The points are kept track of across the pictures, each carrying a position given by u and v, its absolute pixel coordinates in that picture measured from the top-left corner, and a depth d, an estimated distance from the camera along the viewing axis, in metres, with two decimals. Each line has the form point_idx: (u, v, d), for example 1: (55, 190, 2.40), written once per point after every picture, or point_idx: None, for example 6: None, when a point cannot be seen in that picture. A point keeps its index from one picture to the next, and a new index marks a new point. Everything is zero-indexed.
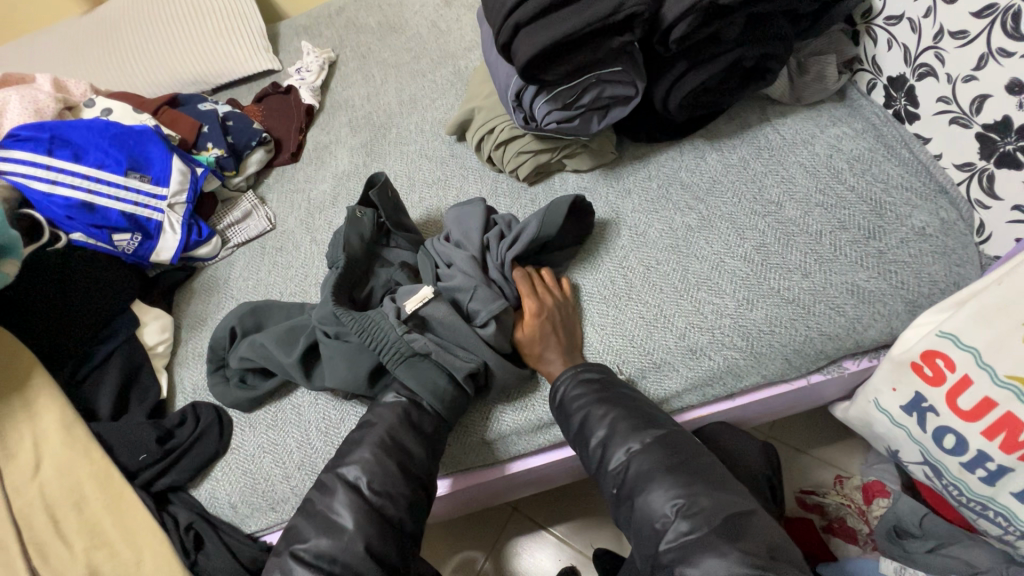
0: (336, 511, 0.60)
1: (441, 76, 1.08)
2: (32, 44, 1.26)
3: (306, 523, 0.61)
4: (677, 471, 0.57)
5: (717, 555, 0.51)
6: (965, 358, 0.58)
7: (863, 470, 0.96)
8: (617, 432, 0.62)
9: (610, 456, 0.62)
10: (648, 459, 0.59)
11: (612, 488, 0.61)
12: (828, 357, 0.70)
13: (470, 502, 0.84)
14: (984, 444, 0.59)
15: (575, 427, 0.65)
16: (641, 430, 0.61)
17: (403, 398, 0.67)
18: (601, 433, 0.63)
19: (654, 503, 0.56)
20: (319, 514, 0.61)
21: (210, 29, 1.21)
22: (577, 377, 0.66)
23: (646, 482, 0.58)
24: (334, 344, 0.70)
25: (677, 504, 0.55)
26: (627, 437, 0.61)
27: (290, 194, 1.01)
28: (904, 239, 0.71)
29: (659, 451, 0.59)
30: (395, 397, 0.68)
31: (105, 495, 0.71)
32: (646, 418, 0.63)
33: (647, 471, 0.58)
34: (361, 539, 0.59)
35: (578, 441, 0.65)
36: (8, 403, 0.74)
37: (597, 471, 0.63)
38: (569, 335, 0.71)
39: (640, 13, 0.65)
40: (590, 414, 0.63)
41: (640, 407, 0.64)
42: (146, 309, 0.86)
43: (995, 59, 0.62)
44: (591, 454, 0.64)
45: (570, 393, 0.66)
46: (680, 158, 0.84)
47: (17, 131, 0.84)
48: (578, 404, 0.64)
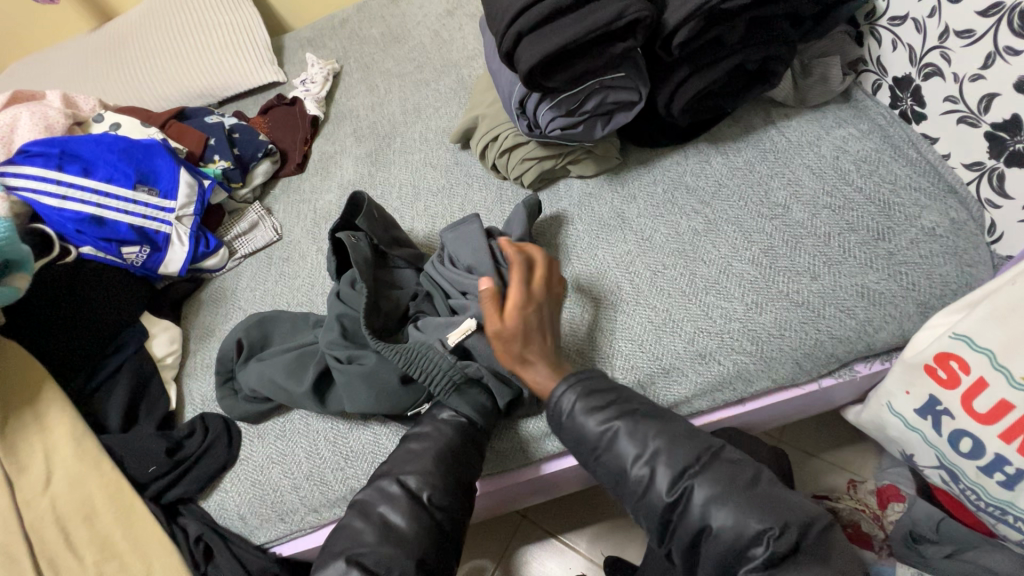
0: (393, 515, 0.61)
1: (444, 85, 1.09)
2: (42, 60, 1.28)
3: (367, 525, 0.61)
4: (738, 489, 0.54)
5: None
6: (980, 360, 0.57)
7: (877, 474, 0.95)
8: (662, 450, 0.58)
9: (657, 479, 0.57)
10: (710, 479, 0.55)
11: (665, 515, 0.57)
12: (839, 360, 0.69)
13: (501, 504, 0.83)
14: (1001, 447, 0.58)
15: (603, 446, 0.60)
16: (689, 447, 0.58)
17: (462, 418, 0.68)
18: (641, 454, 0.58)
19: (733, 528, 0.53)
20: (378, 516, 0.61)
21: (216, 43, 1.22)
22: (584, 386, 0.62)
23: (713, 506, 0.54)
24: (348, 368, 0.69)
25: (766, 531, 0.51)
26: (674, 456, 0.57)
27: (297, 205, 1.01)
28: (914, 240, 0.70)
29: (716, 468, 0.56)
30: (452, 415, 0.68)
31: (116, 509, 0.71)
32: (683, 433, 0.59)
33: (712, 493, 0.54)
34: (418, 553, 0.59)
35: (612, 467, 0.60)
36: (21, 417, 0.74)
37: (640, 497, 0.58)
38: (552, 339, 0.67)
39: (642, 18, 0.65)
40: (620, 433, 0.59)
41: (676, 422, 0.60)
42: (155, 321, 0.86)
43: (1003, 57, 0.61)
44: (633, 479, 0.59)
45: (582, 407, 0.61)
46: (685, 162, 0.84)
47: (28, 147, 0.85)
48: (603, 422, 0.60)
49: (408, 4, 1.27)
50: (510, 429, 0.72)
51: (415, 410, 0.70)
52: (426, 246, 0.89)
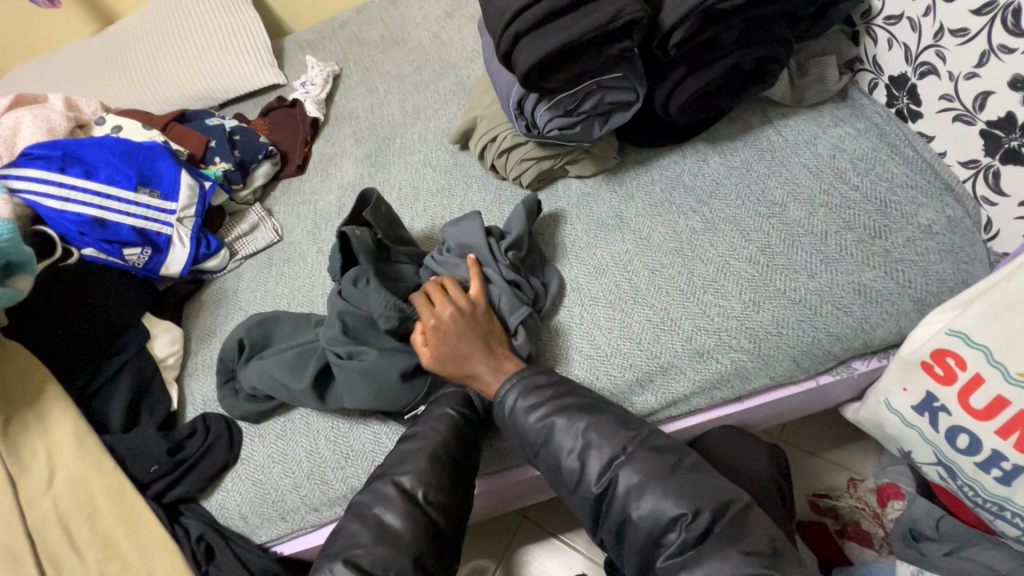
0: (389, 516, 0.61)
1: (443, 86, 1.09)
2: (44, 64, 1.29)
3: (362, 527, 0.61)
4: (666, 477, 0.56)
5: (718, 560, 0.52)
6: (976, 356, 0.58)
7: (876, 472, 0.95)
8: (594, 443, 0.60)
9: (589, 468, 0.59)
10: (636, 470, 0.58)
11: (596, 506, 0.59)
12: (836, 358, 0.69)
13: (501, 503, 0.84)
14: (998, 443, 0.58)
15: (540, 443, 0.62)
16: (619, 437, 0.60)
17: (456, 413, 0.68)
18: (575, 445, 0.61)
19: (655, 515, 0.55)
20: (374, 518, 0.61)
21: (217, 46, 1.23)
22: (525, 385, 0.64)
23: (638, 493, 0.57)
24: (348, 364, 0.70)
25: (680, 518, 0.54)
26: (606, 448, 0.59)
27: (297, 206, 1.02)
28: (911, 237, 0.71)
29: (643, 457, 0.58)
30: (449, 412, 0.68)
31: (117, 508, 0.71)
32: (617, 422, 0.61)
33: (638, 482, 0.57)
34: (414, 552, 0.60)
35: (547, 459, 0.63)
36: (23, 417, 0.75)
37: (574, 489, 0.61)
38: (485, 335, 0.68)
39: (639, 18, 0.65)
40: (555, 427, 0.62)
41: (610, 413, 0.62)
42: (157, 322, 0.87)
43: (997, 55, 0.62)
44: (567, 473, 0.61)
45: (523, 405, 0.64)
46: (682, 162, 0.85)
47: (30, 149, 0.86)
48: (540, 416, 0.63)
49: (407, 6, 1.28)
50: None
51: (411, 410, 0.72)
52: (426, 240, 0.90)
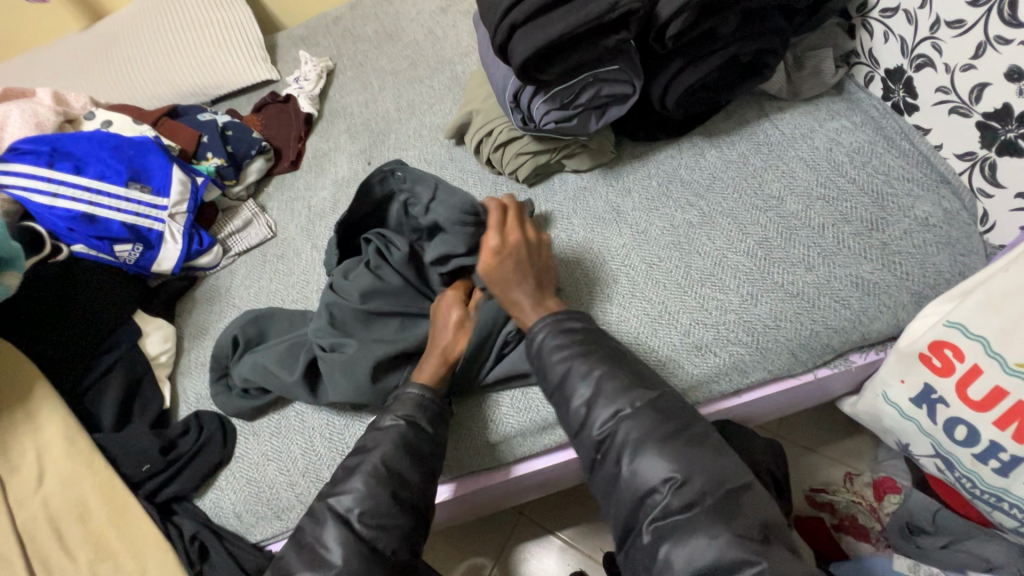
0: (331, 544, 0.58)
1: (438, 81, 1.08)
2: (32, 59, 1.27)
3: (301, 557, 0.58)
4: (668, 442, 0.55)
5: (705, 535, 0.51)
6: (974, 347, 0.58)
7: (873, 467, 0.95)
8: (604, 393, 0.59)
9: (595, 418, 0.59)
10: (638, 426, 0.57)
11: (592, 453, 0.59)
12: (834, 351, 0.69)
13: (471, 509, 0.83)
14: (996, 434, 0.58)
15: (554, 382, 0.62)
16: (630, 393, 0.59)
17: (402, 421, 0.63)
18: (586, 393, 0.60)
19: (645, 476, 0.55)
20: (310, 548, 0.59)
21: (209, 41, 1.22)
22: (558, 324, 0.64)
23: (636, 450, 0.56)
24: (330, 356, 0.69)
25: (670, 480, 0.54)
26: (614, 399, 0.58)
27: (291, 202, 1.01)
28: (908, 230, 0.71)
29: (648, 416, 0.57)
30: (394, 420, 0.64)
31: (109, 508, 0.70)
32: (636, 379, 0.60)
33: (636, 439, 0.56)
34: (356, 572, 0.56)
35: (558, 400, 0.62)
36: (12, 416, 0.73)
37: (576, 432, 0.60)
38: (540, 272, 0.69)
39: (635, 10, 0.65)
40: (573, 371, 0.61)
41: (630, 367, 0.61)
42: (148, 320, 0.86)
43: (993, 47, 0.62)
44: (572, 414, 0.61)
45: (549, 344, 0.63)
46: (679, 155, 0.84)
47: (17, 144, 0.84)
48: (561, 357, 0.62)
49: (401, 2, 1.27)
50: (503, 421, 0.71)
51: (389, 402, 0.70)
52: None
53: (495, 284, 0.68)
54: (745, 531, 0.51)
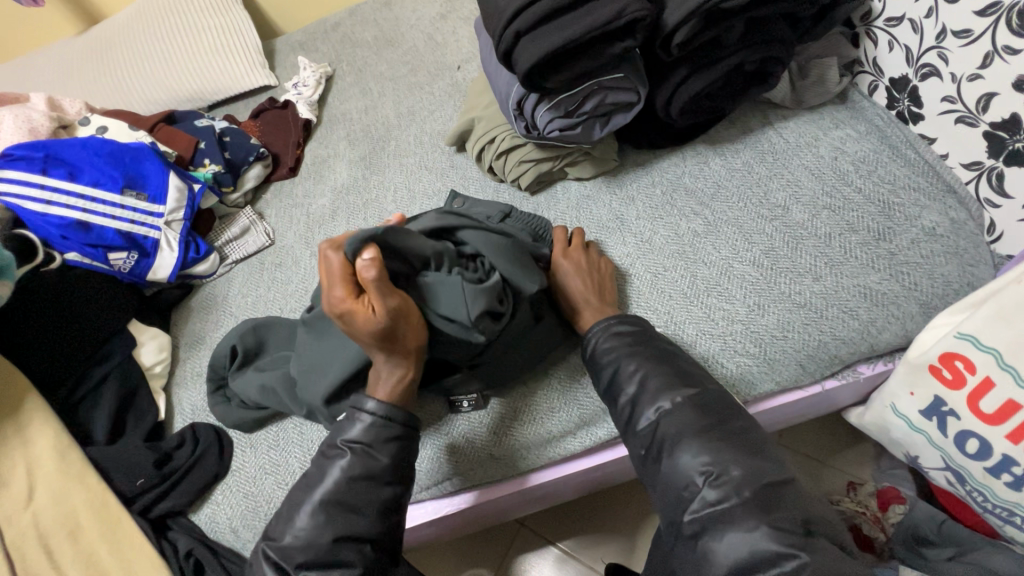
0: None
1: (439, 88, 1.08)
2: (27, 64, 1.25)
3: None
4: (708, 434, 0.54)
5: (743, 528, 0.48)
6: (986, 360, 0.57)
7: (877, 476, 0.95)
8: (648, 389, 0.59)
9: (640, 415, 0.58)
10: (677, 421, 0.56)
11: (639, 449, 0.58)
12: (842, 362, 0.69)
13: (469, 522, 0.81)
14: (1008, 447, 0.57)
15: (603, 381, 0.63)
16: (673, 389, 0.58)
17: (355, 448, 0.57)
18: (631, 389, 0.60)
19: (682, 468, 0.53)
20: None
21: (206, 46, 1.21)
22: (609, 329, 0.64)
23: (675, 445, 0.55)
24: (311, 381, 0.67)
25: (706, 472, 0.52)
26: (657, 396, 0.58)
27: (289, 209, 1.00)
28: (915, 240, 0.70)
29: (689, 411, 0.56)
30: (348, 443, 0.57)
31: (101, 523, 0.68)
32: (681, 376, 0.59)
33: (674, 434, 0.55)
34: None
35: (606, 397, 0.62)
36: (1, 429, 0.71)
37: (624, 430, 0.60)
38: (598, 283, 0.71)
39: (642, 17, 0.64)
40: (619, 369, 0.61)
41: (675, 364, 0.60)
42: (143, 329, 0.84)
43: (1001, 56, 0.61)
44: (619, 412, 0.61)
45: (601, 345, 0.64)
46: (683, 164, 0.84)
47: (10, 150, 0.83)
48: (607, 356, 0.63)
49: (401, 8, 1.27)
50: (501, 435, 0.69)
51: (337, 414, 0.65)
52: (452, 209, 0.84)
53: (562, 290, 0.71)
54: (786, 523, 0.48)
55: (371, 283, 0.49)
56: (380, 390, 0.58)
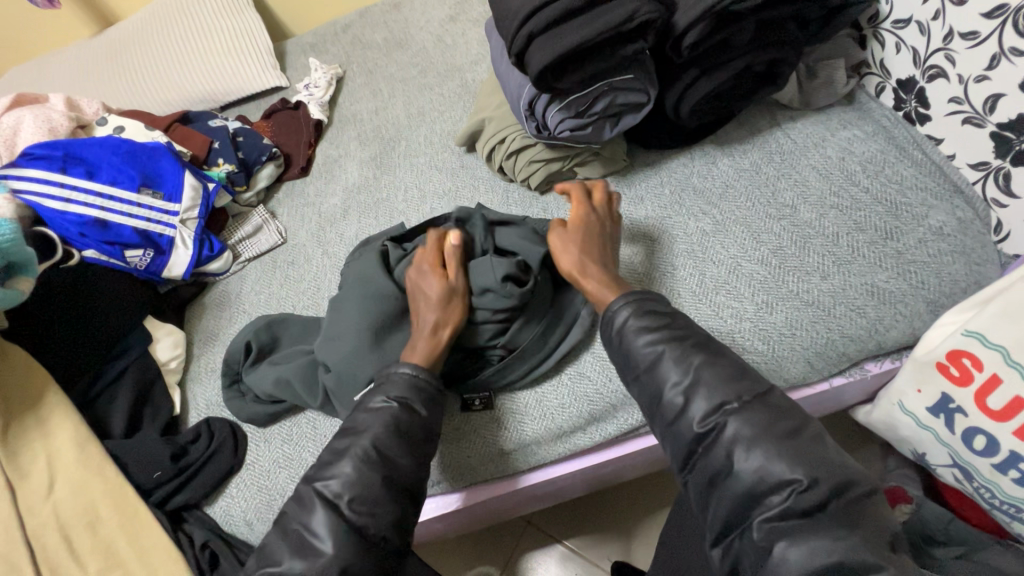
0: (313, 529, 0.55)
1: (449, 89, 1.09)
2: (42, 64, 1.27)
3: (283, 543, 0.55)
4: (784, 440, 0.50)
5: (829, 537, 0.46)
6: (993, 357, 0.58)
7: (883, 475, 0.95)
8: (703, 383, 0.55)
9: (694, 408, 0.55)
10: (748, 422, 0.52)
11: (691, 447, 0.54)
12: (850, 359, 0.69)
13: (478, 518, 0.82)
14: (1016, 444, 0.58)
15: (643, 369, 0.59)
16: (737, 385, 0.54)
17: (393, 402, 0.62)
18: (683, 381, 0.56)
19: (759, 474, 0.49)
20: (294, 532, 0.55)
21: (219, 47, 1.22)
22: (639, 306, 0.62)
23: (746, 447, 0.51)
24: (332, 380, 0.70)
25: (792, 483, 0.48)
26: (717, 390, 0.54)
27: (301, 208, 1.01)
28: (922, 239, 0.71)
29: (759, 412, 0.52)
30: (385, 400, 0.62)
31: (119, 515, 0.69)
32: (738, 370, 0.56)
33: (748, 436, 0.51)
34: (339, 562, 0.53)
35: (647, 387, 0.59)
36: (22, 422, 0.73)
37: (670, 424, 0.56)
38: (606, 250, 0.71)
39: (653, 19, 0.65)
40: (666, 357, 0.58)
41: (729, 357, 0.57)
42: (159, 326, 0.85)
43: (1008, 58, 0.62)
44: (666, 405, 0.57)
45: (633, 325, 0.61)
46: (691, 164, 0.85)
47: (30, 149, 0.84)
48: (649, 343, 0.59)
49: (410, 10, 1.28)
50: (509, 431, 0.70)
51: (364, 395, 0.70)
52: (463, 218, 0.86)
53: (560, 256, 0.71)
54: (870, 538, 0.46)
55: (454, 259, 0.70)
56: (419, 353, 0.66)
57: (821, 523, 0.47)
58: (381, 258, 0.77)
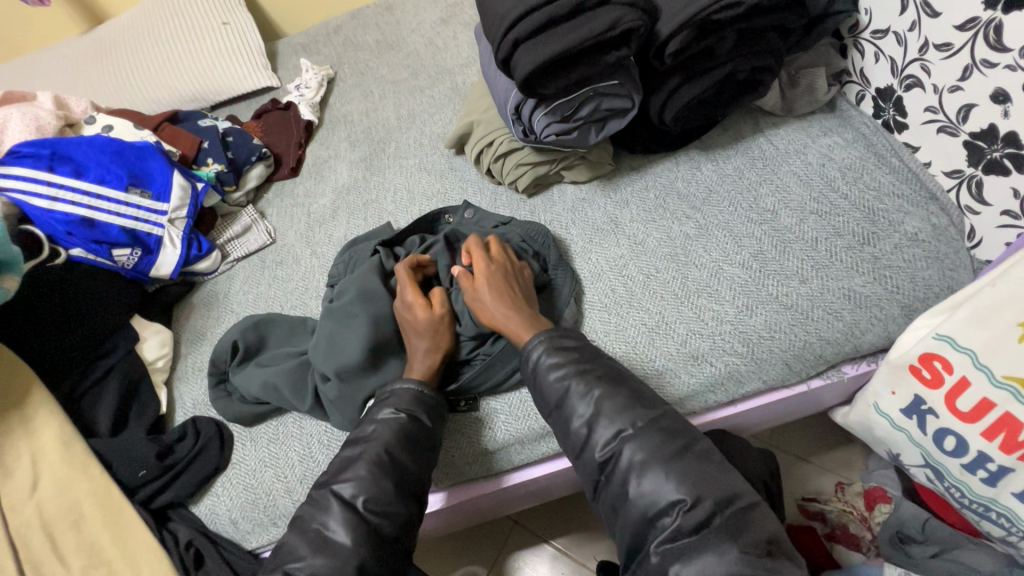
0: (331, 526, 0.58)
1: (439, 92, 1.10)
2: (32, 61, 1.27)
3: (302, 540, 0.58)
4: (672, 461, 0.55)
5: (714, 554, 0.50)
6: (962, 359, 0.59)
7: (864, 476, 0.97)
8: (604, 413, 0.59)
9: (596, 438, 0.59)
10: (642, 447, 0.57)
11: (595, 473, 0.59)
12: (828, 362, 0.71)
13: (464, 517, 0.83)
14: (984, 445, 0.59)
15: (553, 403, 0.63)
16: (633, 412, 0.59)
17: (402, 414, 0.64)
18: (586, 412, 0.60)
19: (653, 495, 0.54)
20: (313, 531, 0.58)
21: (210, 47, 1.22)
22: (551, 342, 0.65)
23: (640, 471, 0.56)
24: (330, 385, 0.71)
25: (679, 503, 0.53)
26: (616, 420, 0.59)
27: (290, 208, 1.01)
28: (898, 245, 0.72)
29: (652, 436, 0.57)
30: (392, 412, 0.64)
31: (103, 513, 0.69)
32: (635, 397, 0.60)
33: (641, 461, 0.56)
34: (357, 559, 0.56)
35: (558, 420, 0.63)
36: (7, 420, 0.73)
37: (579, 453, 0.61)
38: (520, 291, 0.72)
39: (636, 27, 0.67)
40: (570, 391, 0.62)
41: (631, 387, 0.61)
42: (146, 325, 0.86)
43: (980, 69, 0.64)
44: (573, 435, 0.61)
45: (545, 361, 0.64)
46: (676, 169, 0.86)
47: (17, 148, 0.84)
48: (557, 378, 0.63)
49: (402, 12, 1.29)
50: (494, 431, 0.71)
51: (363, 411, 0.71)
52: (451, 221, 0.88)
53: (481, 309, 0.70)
54: (751, 546, 0.50)
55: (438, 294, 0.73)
56: (419, 371, 0.69)
57: (709, 539, 0.51)
58: (381, 267, 0.78)
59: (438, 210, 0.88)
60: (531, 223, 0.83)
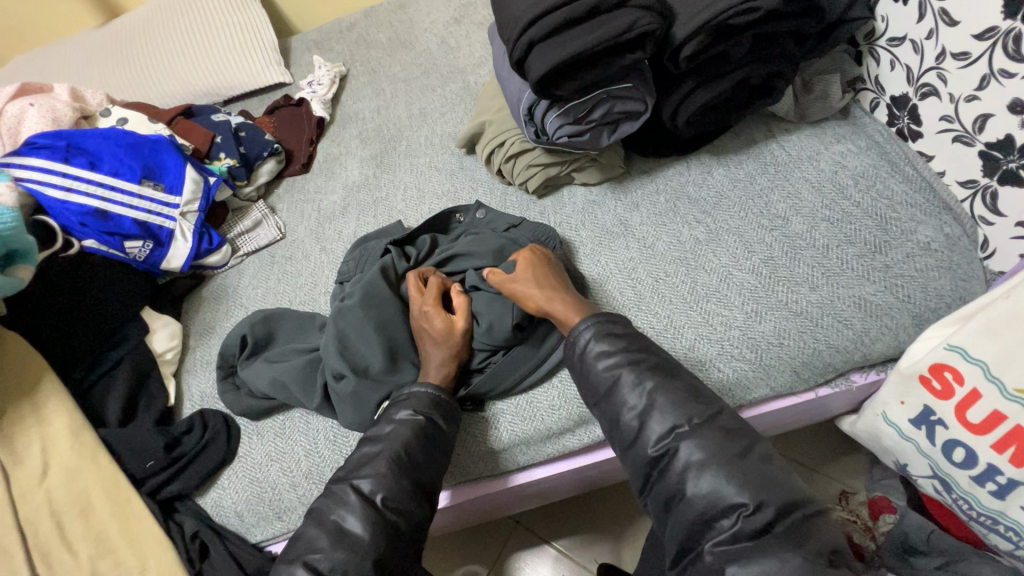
0: (349, 522, 0.58)
1: (451, 91, 1.10)
2: (48, 54, 1.28)
3: (321, 532, 0.58)
4: (732, 464, 0.54)
5: (776, 559, 0.49)
6: (974, 371, 0.59)
7: (868, 486, 0.96)
8: (657, 406, 0.58)
9: (649, 431, 0.58)
10: (699, 446, 0.55)
11: (647, 467, 0.58)
12: (835, 370, 0.71)
13: (468, 516, 0.83)
14: (994, 457, 0.59)
15: (603, 392, 0.62)
16: (688, 409, 0.58)
17: (420, 416, 0.64)
18: (638, 404, 0.60)
19: (711, 496, 0.53)
20: (333, 522, 0.58)
21: (224, 42, 1.23)
22: (600, 328, 0.65)
23: (697, 471, 0.54)
24: (339, 386, 0.71)
25: (740, 507, 0.52)
26: (669, 414, 0.58)
27: (300, 204, 1.02)
28: (910, 254, 0.72)
29: (710, 434, 0.56)
30: (411, 414, 0.65)
31: (112, 502, 0.70)
32: (690, 391, 0.59)
33: (699, 460, 0.55)
34: (373, 554, 0.56)
35: (607, 409, 0.62)
36: (17, 408, 0.73)
37: (630, 446, 0.59)
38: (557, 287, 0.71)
39: (652, 30, 0.67)
40: (622, 381, 0.61)
41: (682, 380, 0.60)
42: (156, 317, 0.86)
43: (997, 79, 0.63)
44: (624, 427, 0.60)
45: (595, 350, 0.64)
46: (687, 173, 0.86)
47: (34, 139, 0.85)
48: (608, 367, 0.62)
49: (415, 11, 1.29)
50: (498, 432, 0.71)
51: (379, 412, 0.71)
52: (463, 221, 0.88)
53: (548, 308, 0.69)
54: (816, 555, 0.49)
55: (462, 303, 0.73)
56: (434, 375, 0.69)
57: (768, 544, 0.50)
58: (393, 266, 0.79)
59: (449, 209, 0.89)
60: (541, 223, 0.83)
